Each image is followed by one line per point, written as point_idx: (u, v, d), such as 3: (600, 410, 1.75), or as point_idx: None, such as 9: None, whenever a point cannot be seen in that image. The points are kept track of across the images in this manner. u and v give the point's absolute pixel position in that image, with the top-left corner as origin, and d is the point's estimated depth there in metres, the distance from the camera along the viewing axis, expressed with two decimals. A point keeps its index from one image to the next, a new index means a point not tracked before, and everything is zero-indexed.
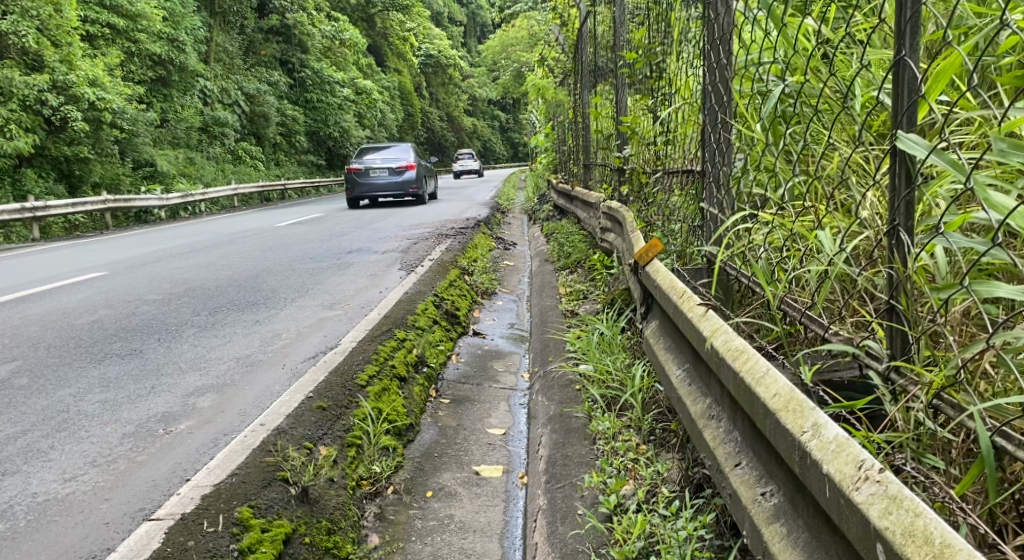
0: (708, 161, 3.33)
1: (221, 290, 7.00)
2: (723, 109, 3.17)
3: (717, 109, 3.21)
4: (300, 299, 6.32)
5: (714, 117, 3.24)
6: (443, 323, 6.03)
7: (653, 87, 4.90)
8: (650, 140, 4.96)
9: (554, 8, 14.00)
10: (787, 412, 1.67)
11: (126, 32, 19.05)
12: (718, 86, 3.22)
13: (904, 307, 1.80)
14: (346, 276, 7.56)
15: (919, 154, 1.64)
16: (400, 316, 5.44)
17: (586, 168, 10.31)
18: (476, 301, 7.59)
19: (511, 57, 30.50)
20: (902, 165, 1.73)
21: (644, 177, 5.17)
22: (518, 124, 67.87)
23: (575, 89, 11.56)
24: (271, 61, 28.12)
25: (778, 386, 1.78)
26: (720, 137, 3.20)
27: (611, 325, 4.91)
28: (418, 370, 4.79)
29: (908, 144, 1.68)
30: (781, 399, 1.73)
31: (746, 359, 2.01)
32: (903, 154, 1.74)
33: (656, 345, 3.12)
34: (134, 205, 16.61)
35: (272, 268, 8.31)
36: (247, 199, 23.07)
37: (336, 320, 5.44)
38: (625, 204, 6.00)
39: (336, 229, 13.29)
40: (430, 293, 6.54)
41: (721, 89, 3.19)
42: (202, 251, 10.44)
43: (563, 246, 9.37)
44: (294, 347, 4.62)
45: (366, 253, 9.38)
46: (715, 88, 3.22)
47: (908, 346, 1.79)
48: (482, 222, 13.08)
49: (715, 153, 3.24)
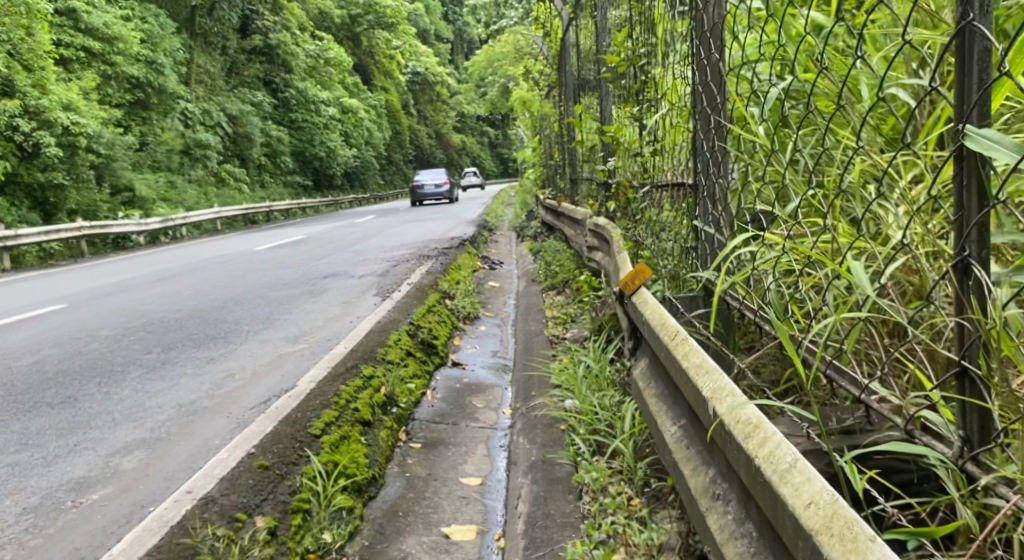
0: (700, 173, 2.88)
1: (182, 323, 6.53)
2: (714, 110, 2.73)
3: (708, 112, 2.78)
4: (263, 332, 5.84)
5: (705, 122, 2.81)
6: (417, 354, 5.57)
7: (637, 95, 4.49)
8: (637, 152, 4.55)
9: (537, 20, 13.64)
10: (831, 538, 1.26)
11: (102, 55, 18.54)
12: (707, 88, 2.79)
13: (983, 372, 1.45)
14: (318, 304, 7.10)
15: (1004, 156, 1.29)
16: (370, 350, 4.98)
17: (573, 183, 9.91)
18: (457, 327, 7.14)
19: (497, 73, 30.15)
20: (974, 176, 1.38)
21: (631, 192, 4.75)
22: (507, 139, 67.79)
23: (560, 102, 11.18)
24: (255, 82, 27.71)
25: (815, 492, 1.36)
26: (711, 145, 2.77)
27: (598, 357, 4.46)
28: (386, 411, 4.34)
29: (984, 147, 1.33)
30: (821, 516, 1.31)
31: (764, 439, 1.58)
32: (972, 159, 1.38)
33: (644, 388, 2.67)
34: (110, 231, 16.07)
35: (242, 297, 7.83)
36: (231, 222, 22.57)
37: (298, 356, 4.98)
38: (612, 220, 5.58)
39: (316, 251, 12.81)
40: (404, 320, 6.08)
41: (712, 88, 2.75)
42: (173, 279, 9.96)
43: (550, 265, 8.95)
44: (246, 390, 4.17)
45: (343, 277, 8.93)
46: (705, 89, 2.79)
47: (991, 436, 1.44)
48: (468, 241, 12.66)
49: (708, 164, 2.79)
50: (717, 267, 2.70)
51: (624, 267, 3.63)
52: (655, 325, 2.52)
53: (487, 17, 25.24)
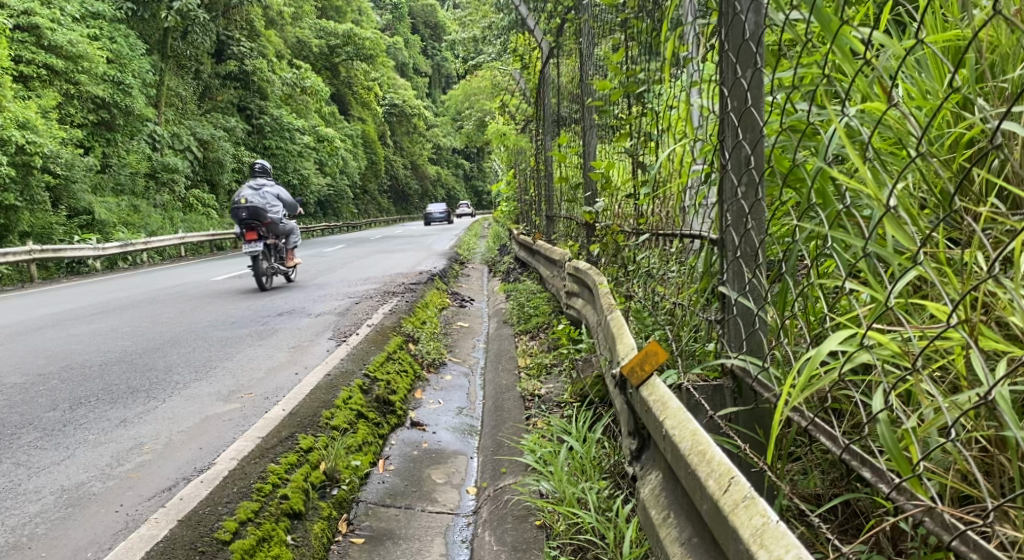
0: (727, 226, 2.18)
1: (106, 370, 5.70)
2: (739, 141, 2.09)
3: (729, 148, 2.14)
4: (193, 385, 5.04)
5: (722, 157, 2.17)
6: (370, 415, 4.82)
7: (633, 127, 3.85)
8: (631, 191, 3.92)
9: (516, 49, 13.08)
10: None
11: (66, 73, 17.59)
12: (727, 114, 2.14)
13: None
14: (264, 349, 6.32)
15: None
16: (311, 415, 4.24)
17: (549, 220, 9.30)
18: (420, 378, 6.39)
19: (474, 107, 29.71)
20: None
21: (625, 238, 4.11)
22: (482, 172, 67.52)
23: (539, 135, 10.58)
24: (228, 107, 26.92)
25: None
26: (732, 188, 2.13)
27: (580, 432, 3.73)
28: (324, 494, 3.60)
29: None
30: None
31: None
32: None
33: (656, 514, 1.93)
34: (63, 255, 15.07)
35: (182, 338, 7.01)
36: (195, 248, 21.66)
37: (224, 420, 4.20)
38: (598, 267, 4.94)
39: (276, 284, 11.97)
40: (358, 373, 5.33)
41: (735, 114, 2.10)
42: (114, 313, 9.06)
43: (523, 307, 8.29)
44: (148, 469, 3.40)
45: (298, 316, 8.15)
46: (725, 116, 2.14)
47: None
48: (437, 276, 11.98)
49: (740, 213, 2.10)
50: (758, 355, 2.04)
51: (620, 327, 2.97)
52: (685, 447, 1.75)
53: (466, 51, 24.76)
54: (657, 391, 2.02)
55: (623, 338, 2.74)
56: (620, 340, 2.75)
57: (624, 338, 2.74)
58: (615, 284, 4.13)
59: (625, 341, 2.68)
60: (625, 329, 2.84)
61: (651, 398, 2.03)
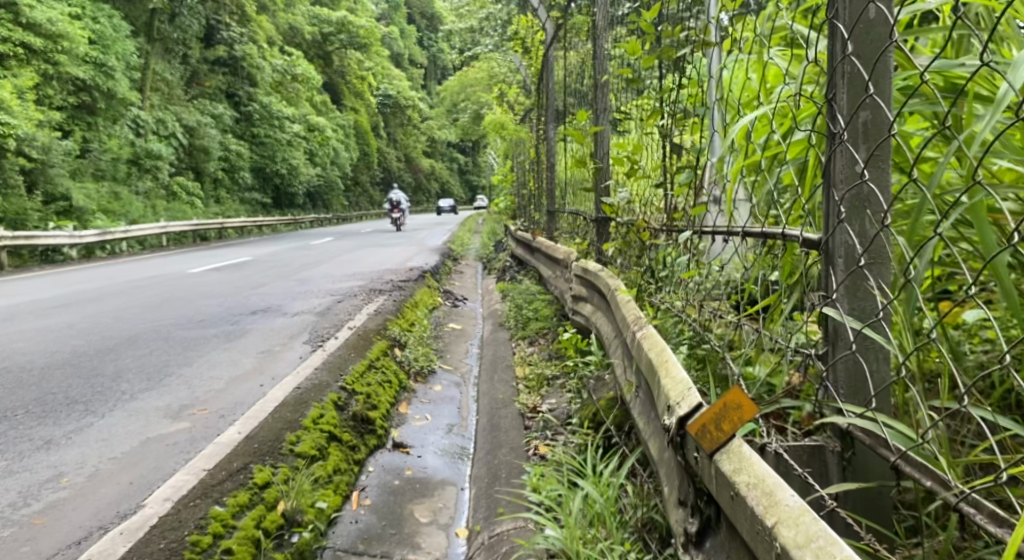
0: (838, 224, 1.69)
1: (47, 374, 5.01)
2: (864, 95, 1.61)
3: (843, 112, 1.66)
4: (140, 397, 4.34)
5: (832, 121, 1.69)
6: (344, 437, 4.18)
7: (668, 102, 3.19)
8: (664, 183, 3.34)
9: (517, 34, 12.36)
10: None
11: (44, 53, 16.64)
12: (841, 63, 1.65)
13: None
14: (230, 354, 5.64)
15: None
16: (273, 440, 3.60)
17: (551, 215, 8.67)
18: (406, 389, 5.73)
19: (469, 99, 28.91)
20: None
21: (661, 239, 3.49)
22: (475, 166, 66.72)
23: (539, 125, 9.89)
24: (216, 94, 26.04)
25: None
26: (847, 165, 1.66)
27: (597, 478, 3.08)
28: (280, 544, 2.93)
29: None
30: None
31: None
32: None
33: None
34: (37, 242, 14.24)
35: (142, 338, 6.29)
36: (179, 238, 20.81)
37: (161, 444, 3.52)
38: (612, 270, 4.35)
39: (258, 278, 11.26)
40: (334, 387, 4.67)
41: (858, 60, 1.62)
42: (78, 307, 8.32)
43: (521, 310, 7.64)
44: (57, 513, 2.77)
45: (274, 315, 7.47)
46: (839, 64, 1.65)
47: None
48: (429, 273, 11.33)
49: (861, 205, 1.65)
50: (878, 403, 1.65)
51: (659, 348, 2.34)
52: None
53: (462, 43, 23.96)
54: (754, 471, 1.44)
55: (672, 366, 2.10)
56: (666, 368, 2.12)
57: (673, 365, 2.11)
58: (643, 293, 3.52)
59: (677, 369, 2.06)
60: (669, 352, 2.21)
61: (739, 479, 1.45)
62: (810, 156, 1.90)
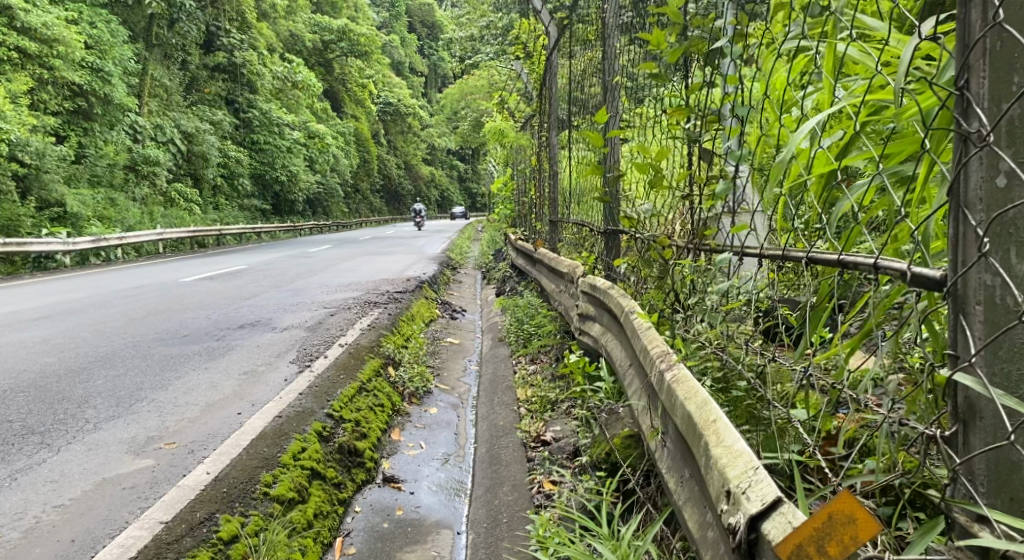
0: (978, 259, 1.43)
1: (7, 397, 4.61)
2: (1016, 80, 1.36)
3: (985, 106, 1.40)
4: (103, 427, 3.94)
5: (966, 120, 1.43)
6: (328, 473, 3.78)
7: (699, 103, 2.80)
8: (690, 194, 2.95)
9: (518, 37, 11.98)
10: None
11: (39, 57, 16.25)
12: (983, 36, 1.39)
13: None
14: (210, 374, 5.24)
15: None
16: (245, 482, 3.20)
17: (553, 226, 8.27)
18: (399, 412, 5.33)
19: (470, 106, 28.55)
20: None
21: (688, 257, 3.12)
22: (475, 174, 66.39)
23: (542, 132, 9.50)
24: (216, 100, 25.55)
25: None
26: (985, 175, 1.42)
27: (611, 534, 2.69)
28: None
29: None
30: None
31: None
32: None
33: None
34: (28, 249, 13.75)
35: (117, 357, 5.88)
36: (177, 246, 20.36)
37: (115, 488, 3.11)
38: (623, 289, 3.98)
39: (251, 288, 10.86)
40: (319, 415, 4.27)
41: (1012, 27, 1.36)
42: (60, 320, 7.92)
43: (523, 325, 7.26)
44: None
45: (262, 330, 7.07)
46: (979, 42, 1.40)
47: None
48: (426, 283, 10.95)
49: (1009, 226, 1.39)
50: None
51: (696, 396, 2.02)
52: None
53: (462, 50, 23.59)
54: None
55: (729, 431, 1.76)
56: (720, 435, 1.79)
57: (728, 430, 1.78)
58: (673, 321, 3.15)
59: (736, 435, 1.73)
60: (717, 408, 1.88)
61: None
62: (917, 168, 1.63)
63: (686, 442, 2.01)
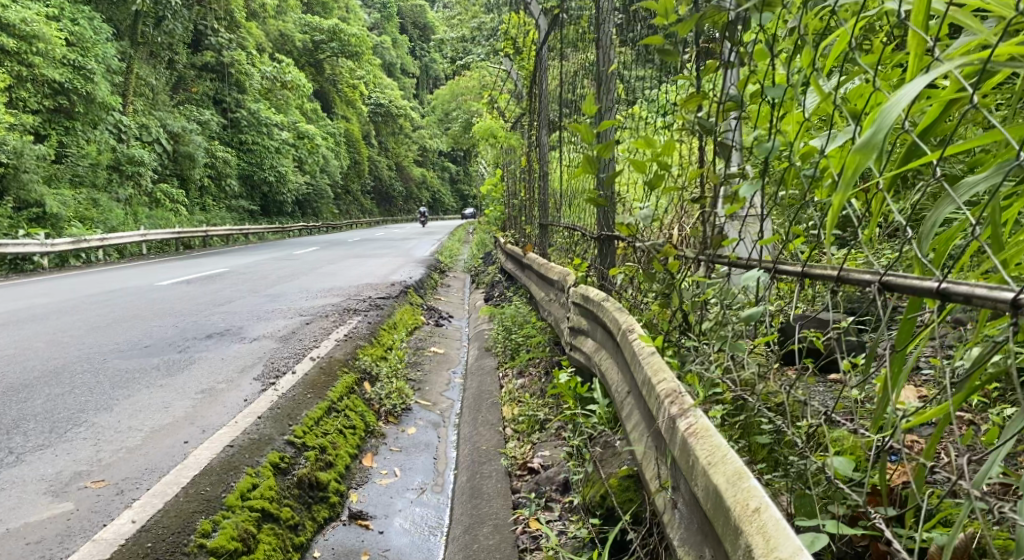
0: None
1: None
2: None
3: None
4: (27, 460, 3.46)
5: None
6: (284, 513, 3.28)
7: (716, 85, 2.33)
8: (704, 195, 2.47)
9: (509, 33, 11.48)
10: None
11: (17, 53, 15.62)
12: None
13: None
14: (164, 393, 4.75)
15: None
16: (175, 534, 2.76)
17: (543, 229, 7.80)
18: (372, 432, 4.85)
19: (461, 107, 28.05)
20: None
21: (698, 270, 2.65)
22: (467, 176, 65.97)
23: (532, 131, 9.04)
24: (203, 100, 24.93)
25: None
26: None
27: None
28: None
29: None
30: None
31: None
32: None
33: None
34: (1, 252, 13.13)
35: (67, 372, 5.36)
36: (161, 248, 19.81)
37: (16, 544, 2.73)
38: (617, 304, 3.51)
39: (230, 293, 10.34)
40: (277, 442, 3.79)
41: None
42: (18, 328, 7.38)
43: (510, 335, 6.79)
44: None
45: (231, 341, 6.55)
46: None
47: None
48: (412, 288, 10.46)
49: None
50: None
51: (725, 464, 1.59)
52: None
53: (453, 51, 23.13)
54: None
55: (781, 532, 1.34)
56: (768, 537, 1.35)
57: (779, 529, 1.35)
58: (681, 344, 2.67)
59: (788, 538, 1.31)
60: (758, 489, 1.45)
61: None
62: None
63: (715, 529, 1.56)
